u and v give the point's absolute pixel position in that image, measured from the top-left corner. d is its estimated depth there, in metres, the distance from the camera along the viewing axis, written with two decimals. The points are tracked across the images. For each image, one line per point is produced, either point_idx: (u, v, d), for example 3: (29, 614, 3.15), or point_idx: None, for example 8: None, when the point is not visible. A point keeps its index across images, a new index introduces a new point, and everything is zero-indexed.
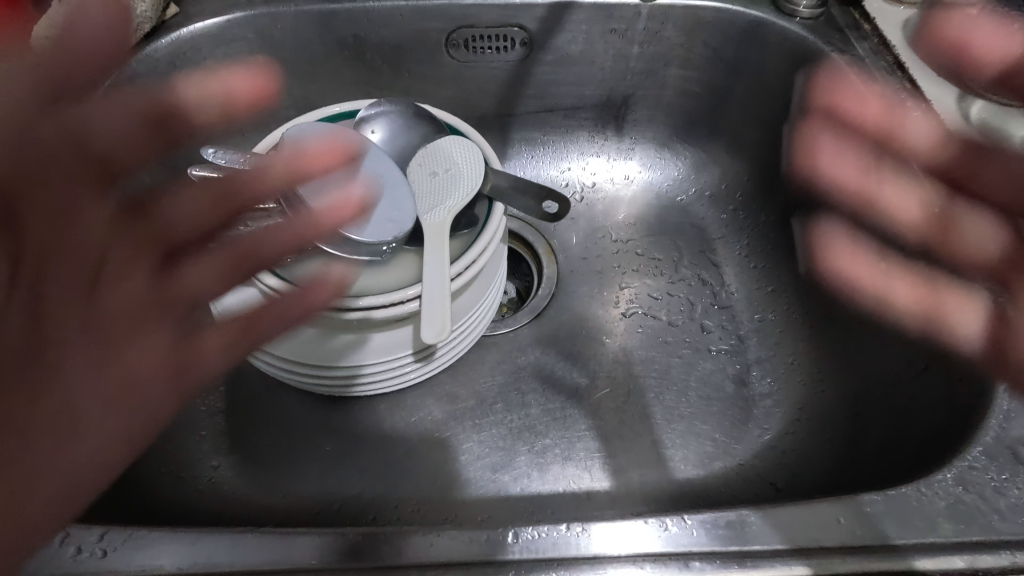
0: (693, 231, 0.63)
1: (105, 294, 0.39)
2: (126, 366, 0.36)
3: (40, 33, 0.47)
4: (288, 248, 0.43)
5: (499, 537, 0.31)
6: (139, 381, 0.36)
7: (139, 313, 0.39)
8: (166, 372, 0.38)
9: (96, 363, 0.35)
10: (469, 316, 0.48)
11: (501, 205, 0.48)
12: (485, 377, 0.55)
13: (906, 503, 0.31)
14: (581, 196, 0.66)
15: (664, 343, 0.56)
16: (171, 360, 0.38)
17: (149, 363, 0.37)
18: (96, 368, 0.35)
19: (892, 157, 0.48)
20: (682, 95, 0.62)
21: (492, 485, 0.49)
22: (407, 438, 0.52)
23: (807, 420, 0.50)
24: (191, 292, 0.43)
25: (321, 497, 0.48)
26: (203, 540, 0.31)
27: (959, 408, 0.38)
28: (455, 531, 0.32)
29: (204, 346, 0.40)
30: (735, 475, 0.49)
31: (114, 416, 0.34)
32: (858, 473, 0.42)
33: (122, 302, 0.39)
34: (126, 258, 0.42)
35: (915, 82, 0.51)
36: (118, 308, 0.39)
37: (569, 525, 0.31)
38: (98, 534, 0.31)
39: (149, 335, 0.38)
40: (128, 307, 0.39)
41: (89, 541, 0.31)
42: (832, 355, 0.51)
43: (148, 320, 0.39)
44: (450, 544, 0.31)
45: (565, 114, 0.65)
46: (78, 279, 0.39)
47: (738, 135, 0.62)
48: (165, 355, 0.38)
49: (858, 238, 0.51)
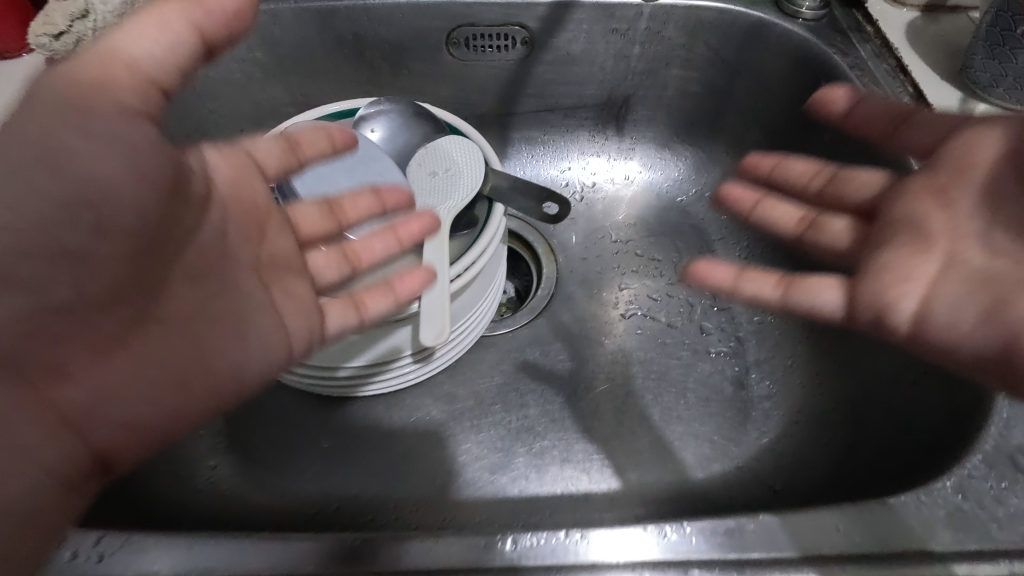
0: (693, 232, 0.63)
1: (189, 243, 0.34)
2: (201, 313, 0.35)
3: (38, 29, 0.47)
4: (344, 270, 0.44)
5: (497, 544, 0.31)
6: (232, 322, 0.36)
7: (211, 254, 0.35)
8: (263, 309, 0.37)
9: (178, 304, 0.34)
10: (468, 316, 0.48)
11: (501, 204, 0.47)
12: (484, 378, 0.55)
13: (906, 511, 0.31)
14: (581, 196, 0.66)
15: (664, 344, 0.56)
16: (245, 304, 0.37)
17: (222, 309, 0.36)
18: (187, 320, 0.34)
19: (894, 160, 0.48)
20: (683, 96, 0.62)
21: (491, 486, 0.49)
22: (405, 438, 0.51)
23: (805, 423, 0.49)
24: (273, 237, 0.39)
25: (320, 498, 0.48)
26: (200, 545, 0.31)
27: (958, 412, 0.38)
28: (455, 538, 0.32)
29: (290, 286, 0.39)
30: (733, 477, 0.49)
31: (198, 375, 0.34)
32: (857, 477, 0.43)
33: (201, 247, 0.35)
34: (209, 198, 0.35)
35: (917, 85, 0.51)
36: (209, 260, 0.35)
37: (568, 533, 0.31)
38: (94, 538, 0.31)
39: (235, 267, 0.37)
40: (211, 256, 0.35)
41: (85, 545, 0.31)
42: (832, 357, 0.51)
43: (244, 265, 0.37)
44: (449, 551, 0.31)
45: (566, 114, 0.64)
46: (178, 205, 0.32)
47: (740, 136, 0.62)
48: (248, 306, 0.37)
49: None
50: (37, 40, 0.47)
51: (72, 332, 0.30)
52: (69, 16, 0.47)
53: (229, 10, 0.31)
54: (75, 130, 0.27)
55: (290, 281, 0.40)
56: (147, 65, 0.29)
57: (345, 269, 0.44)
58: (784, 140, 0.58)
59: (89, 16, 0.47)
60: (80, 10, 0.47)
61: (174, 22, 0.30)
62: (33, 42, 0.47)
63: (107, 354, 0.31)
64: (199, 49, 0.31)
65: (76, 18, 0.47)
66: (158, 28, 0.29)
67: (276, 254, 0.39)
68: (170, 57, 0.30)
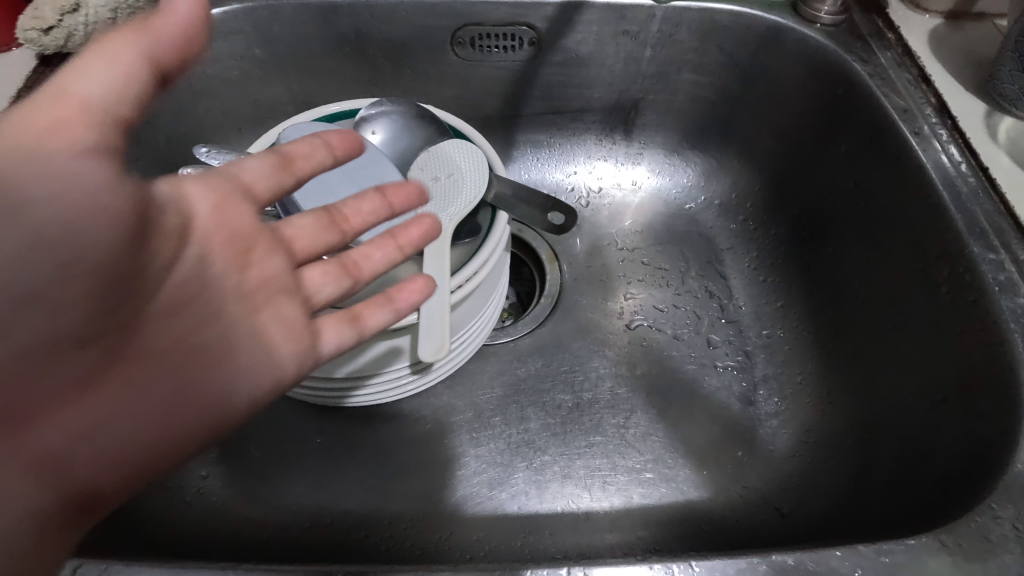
0: (701, 241, 0.61)
1: (172, 270, 0.35)
2: (191, 344, 0.36)
3: (27, 23, 0.46)
4: (345, 282, 0.40)
5: None
6: (221, 354, 0.36)
7: (204, 290, 0.36)
8: (247, 338, 0.37)
9: (175, 332, 0.36)
10: (468, 327, 0.47)
11: (504, 212, 0.46)
12: (484, 389, 0.53)
13: (925, 551, 0.30)
14: (587, 201, 0.64)
15: (669, 358, 0.55)
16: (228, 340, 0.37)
17: (210, 346, 0.36)
18: (176, 346, 0.36)
19: (913, 174, 0.46)
20: (694, 101, 0.60)
21: (489, 502, 0.48)
22: (402, 450, 0.50)
23: (814, 444, 0.48)
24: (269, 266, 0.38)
25: (313, 511, 0.47)
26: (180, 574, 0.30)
27: (980, 445, 0.36)
28: None
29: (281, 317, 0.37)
30: (739, 498, 0.47)
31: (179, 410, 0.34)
32: (868, 505, 0.41)
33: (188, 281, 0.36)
34: (185, 232, 0.35)
35: (939, 95, 0.49)
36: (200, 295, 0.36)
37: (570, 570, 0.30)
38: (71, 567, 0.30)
39: (221, 298, 0.37)
40: (195, 290, 0.36)
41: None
42: (843, 377, 0.49)
43: (237, 296, 0.37)
44: None
45: (573, 117, 0.63)
46: (151, 242, 0.32)
47: (751, 143, 0.60)
48: (237, 339, 0.37)
49: (871, 257, 0.49)
50: (27, 35, 0.46)
51: (52, 375, 0.32)
52: (60, 10, 0.45)
53: (179, 31, 0.29)
54: (28, 182, 0.28)
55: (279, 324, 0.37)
56: (103, 96, 0.28)
57: (344, 279, 0.40)
58: (797, 149, 0.57)
59: (80, 10, 0.46)
60: (70, 3, 0.45)
61: (125, 57, 0.28)
62: (23, 37, 0.46)
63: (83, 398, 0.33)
64: (153, 74, 0.29)
65: (67, 12, 0.45)
66: (105, 60, 0.28)
67: (266, 277, 0.38)
68: (119, 89, 0.29)
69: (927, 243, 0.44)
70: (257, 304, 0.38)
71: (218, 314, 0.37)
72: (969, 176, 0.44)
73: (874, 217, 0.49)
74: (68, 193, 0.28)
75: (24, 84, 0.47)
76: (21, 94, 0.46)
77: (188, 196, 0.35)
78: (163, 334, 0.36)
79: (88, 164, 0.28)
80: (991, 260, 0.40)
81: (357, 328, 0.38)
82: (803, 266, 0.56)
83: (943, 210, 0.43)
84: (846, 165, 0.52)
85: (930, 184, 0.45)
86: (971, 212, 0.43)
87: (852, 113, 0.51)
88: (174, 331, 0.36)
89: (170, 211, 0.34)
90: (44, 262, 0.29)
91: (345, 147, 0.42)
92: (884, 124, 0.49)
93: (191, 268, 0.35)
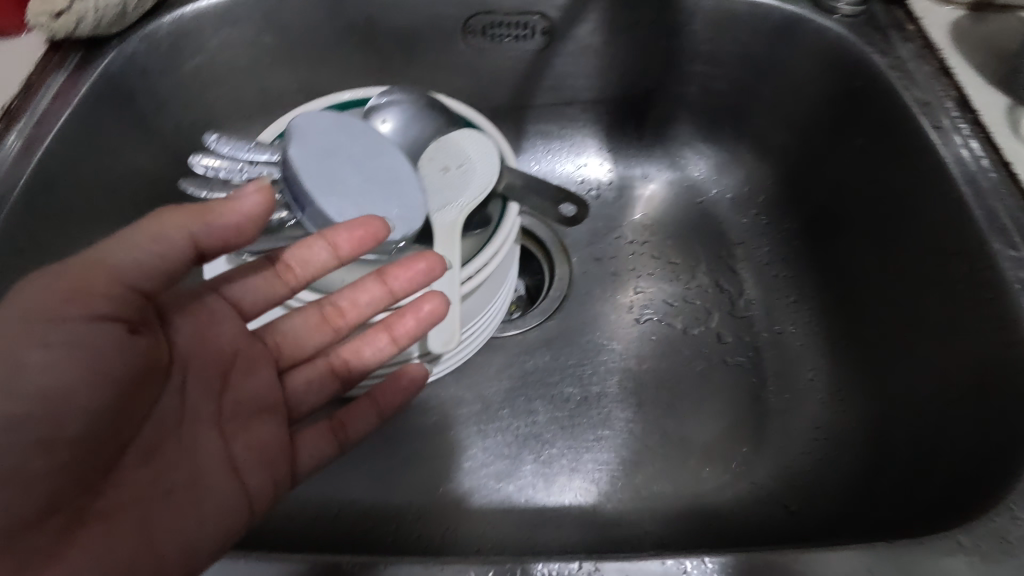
0: (711, 235, 0.61)
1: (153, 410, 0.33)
2: (173, 475, 0.34)
3: (38, 8, 0.45)
4: (332, 387, 0.43)
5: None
6: (190, 491, 0.34)
7: (180, 418, 0.35)
8: (224, 474, 0.36)
9: (158, 465, 0.33)
10: (478, 319, 0.46)
11: (515, 204, 0.46)
12: (491, 381, 0.53)
13: (939, 551, 0.30)
14: (597, 194, 0.64)
15: (678, 353, 0.54)
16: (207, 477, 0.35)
17: (189, 481, 0.34)
18: (157, 486, 0.33)
19: (931, 170, 0.45)
20: (708, 93, 0.60)
21: (496, 494, 0.48)
22: (409, 442, 0.50)
23: (825, 441, 0.48)
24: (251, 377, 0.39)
25: (321, 501, 0.47)
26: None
27: (996, 445, 0.36)
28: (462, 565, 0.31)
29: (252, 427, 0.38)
30: (747, 494, 0.47)
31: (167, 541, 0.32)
32: (879, 503, 0.41)
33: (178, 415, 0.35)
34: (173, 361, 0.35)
35: (961, 88, 0.48)
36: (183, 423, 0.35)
37: (580, 565, 0.30)
38: None
39: (200, 431, 0.36)
40: (176, 424, 0.35)
41: None
42: (855, 373, 0.49)
43: (206, 423, 0.36)
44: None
45: (584, 108, 0.62)
46: (152, 374, 0.33)
47: (764, 137, 0.60)
48: (216, 468, 0.36)
49: (885, 253, 0.49)
50: (38, 20, 0.45)
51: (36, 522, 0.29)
52: None
53: (233, 225, 0.32)
54: (32, 345, 0.29)
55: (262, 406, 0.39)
56: (125, 267, 0.30)
57: (332, 382, 0.43)
58: (812, 143, 0.56)
59: None
60: None
61: (166, 232, 0.31)
62: (34, 21, 0.46)
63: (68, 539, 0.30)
64: (190, 252, 0.32)
65: None
66: (149, 237, 0.31)
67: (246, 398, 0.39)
68: (156, 264, 0.31)
69: (944, 239, 0.44)
70: (235, 397, 0.38)
71: (202, 442, 0.36)
72: (990, 170, 0.43)
73: (889, 213, 0.49)
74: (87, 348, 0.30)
75: (34, 70, 0.47)
76: (31, 80, 0.46)
77: (175, 330, 0.36)
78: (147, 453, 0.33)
79: (113, 311, 0.30)
80: (1013, 256, 0.40)
81: (338, 438, 0.42)
82: (816, 261, 0.55)
83: (963, 205, 0.43)
84: (862, 160, 0.51)
85: (950, 179, 0.44)
86: (990, 208, 0.42)
87: (871, 106, 0.50)
88: (160, 458, 0.33)
89: (185, 340, 0.36)
90: (54, 408, 0.29)
91: (353, 247, 0.39)
92: (903, 118, 0.48)
93: (172, 402, 0.35)
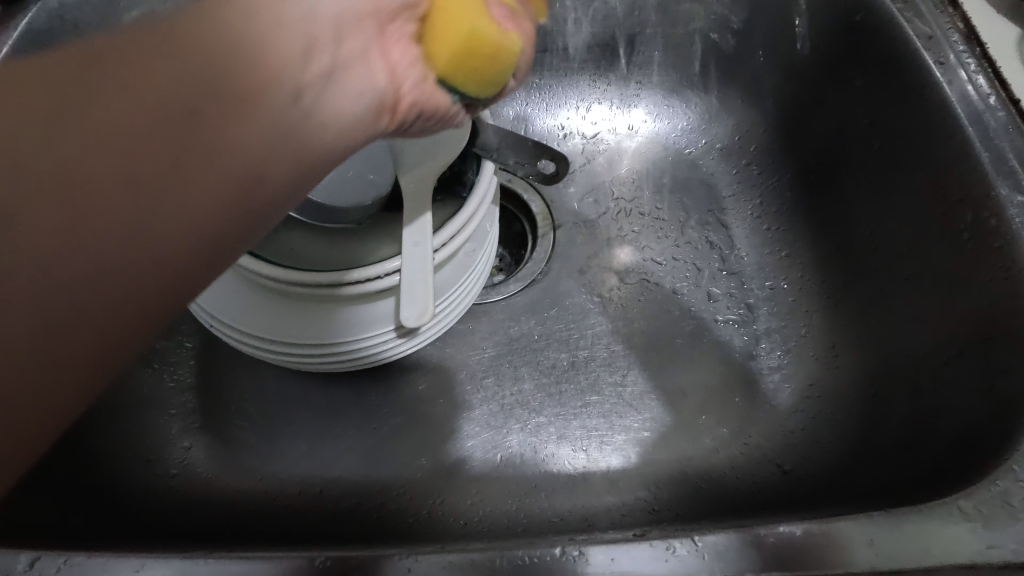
0: (701, 187, 0.58)
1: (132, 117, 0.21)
2: (141, 272, 0.21)
3: None
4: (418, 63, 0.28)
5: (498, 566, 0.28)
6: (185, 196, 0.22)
7: (68, 322, 0.20)
8: (180, 207, 0.22)
9: (138, 283, 0.21)
10: (453, 290, 0.44)
11: (491, 162, 0.44)
12: (473, 347, 0.51)
13: (941, 520, 0.29)
14: (580, 148, 0.60)
15: (668, 312, 0.52)
16: (273, 154, 0.24)
17: (36, 429, 0.20)
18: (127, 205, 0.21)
19: (935, 111, 0.43)
20: (695, 35, 0.56)
21: (482, 464, 0.47)
22: (394, 414, 0.48)
23: (818, 398, 0.47)
24: (278, 118, 0.24)
25: (304, 479, 0.46)
26: None
27: (999, 401, 0.36)
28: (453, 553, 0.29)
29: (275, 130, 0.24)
30: (741, 458, 0.46)
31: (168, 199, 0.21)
32: (879, 465, 0.40)
33: (260, 140, 0.24)
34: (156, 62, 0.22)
35: (967, 19, 0.45)
36: (238, 186, 0.23)
37: (564, 550, 0.29)
38: (27, 561, 0.28)
39: (239, 128, 0.23)
40: (250, 179, 0.24)
41: (16, 569, 0.28)
42: (850, 327, 0.48)
43: (192, 139, 0.22)
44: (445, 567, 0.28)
45: (564, 55, 0.58)
46: (219, 111, 0.23)
47: (755, 81, 0.56)
48: (270, 153, 0.24)
49: (883, 203, 0.47)
50: None
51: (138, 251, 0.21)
52: None
53: None
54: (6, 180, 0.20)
55: (323, 116, 0.26)
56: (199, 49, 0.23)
57: (379, 115, 0.28)
58: (808, 87, 0.53)
59: None
60: None
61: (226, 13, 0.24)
62: None
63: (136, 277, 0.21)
64: None
65: None
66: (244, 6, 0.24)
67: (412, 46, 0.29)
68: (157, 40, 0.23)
69: (950, 186, 0.41)
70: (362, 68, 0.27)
71: (89, 310, 0.20)
72: (999, 108, 0.41)
73: (890, 158, 0.46)
74: (121, 60, 0.22)
75: None
76: None
77: None
78: (71, 288, 0.20)
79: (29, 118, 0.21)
80: (1020, 202, 0.38)
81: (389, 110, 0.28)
82: (812, 211, 0.53)
83: (970, 149, 0.41)
84: (858, 104, 0.49)
85: (955, 120, 0.42)
86: (999, 148, 0.40)
87: (871, 42, 0.47)
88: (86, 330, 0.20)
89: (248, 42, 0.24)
90: (103, 134, 0.21)
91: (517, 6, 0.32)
92: (904, 57, 0.45)
93: (250, 130, 0.24)
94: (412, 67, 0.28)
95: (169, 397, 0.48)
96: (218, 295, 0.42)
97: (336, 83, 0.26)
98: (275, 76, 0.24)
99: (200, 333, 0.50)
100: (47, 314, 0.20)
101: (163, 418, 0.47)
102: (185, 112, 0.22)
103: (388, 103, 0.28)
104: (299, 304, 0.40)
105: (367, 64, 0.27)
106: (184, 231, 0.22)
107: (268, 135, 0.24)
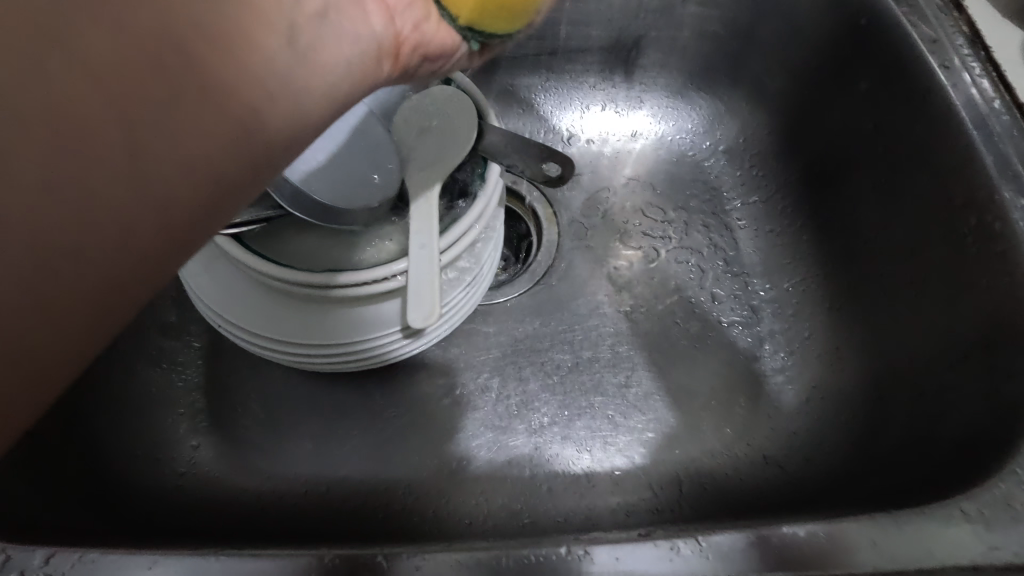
0: (705, 190, 0.58)
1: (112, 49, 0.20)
2: (139, 219, 0.21)
3: None
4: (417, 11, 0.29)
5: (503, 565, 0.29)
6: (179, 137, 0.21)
7: (70, 270, 0.20)
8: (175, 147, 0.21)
9: (138, 228, 0.21)
10: (459, 291, 0.44)
11: (496, 165, 0.44)
12: (478, 348, 0.52)
13: (945, 522, 0.29)
14: (585, 150, 0.60)
15: (672, 314, 0.53)
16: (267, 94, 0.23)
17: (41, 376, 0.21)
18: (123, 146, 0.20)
19: (940, 115, 0.43)
20: (700, 38, 0.57)
21: (487, 464, 0.47)
22: (399, 414, 0.49)
23: (822, 401, 0.47)
24: (278, 61, 0.24)
25: (311, 478, 0.46)
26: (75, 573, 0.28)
27: (1002, 405, 0.36)
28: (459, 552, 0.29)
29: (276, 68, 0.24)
30: (745, 459, 0.46)
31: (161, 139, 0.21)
32: (883, 468, 0.40)
33: (253, 79, 0.23)
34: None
35: (972, 23, 0.45)
36: (242, 126, 0.23)
37: (570, 550, 0.29)
38: (41, 557, 0.28)
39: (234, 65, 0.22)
40: (247, 120, 0.23)
41: (31, 565, 0.28)
42: (853, 330, 0.48)
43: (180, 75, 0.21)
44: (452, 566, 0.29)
45: (570, 58, 0.59)
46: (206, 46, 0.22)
47: (759, 83, 0.57)
48: (267, 91, 0.23)
49: (888, 206, 0.47)
50: None
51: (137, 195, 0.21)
52: None
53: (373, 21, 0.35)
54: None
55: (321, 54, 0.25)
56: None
57: (382, 60, 0.28)
58: (813, 90, 0.53)
59: None
60: None
61: None
62: None
63: (137, 221, 0.21)
64: None
65: None
66: None
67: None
68: None
69: (954, 191, 0.42)
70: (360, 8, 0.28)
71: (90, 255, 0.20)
72: (1002, 112, 0.41)
73: (895, 162, 0.47)
74: None
75: None
76: None
77: None
78: (72, 235, 0.20)
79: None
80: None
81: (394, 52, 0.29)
82: (817, 214, 0.53)
83: (974, 152, 0.41)
84: (862, 107, 0.49)
85: (959, 124, 0.42)
86: (1003, 152, 0.40)
87: (876, 46, 0.47)
88: (90, 278, 0.20)
89: None
90: (100, 70, 0.20)
91: None
92: (908, 60, 0.45)
93: (251, 69, 0.23)
94: (411, 9, 0.29)
95: (177, 397, 0.48)
96: (227, 296, 0.42)
97: (332, 24, 0.26)
98: (269, 14, 0.23)
99: (208, 333, 0.51)
100: (47, 268, 0.20)
101: (171, 417, 0.47)
102: (167, 47, 0.21)
103: (390, 46, 0.28)
104: (307, 305, 0.41)
105: (366, 11, 0.28)
106: (183, 173, 0.22)
107: (267, 78, 0.23)
